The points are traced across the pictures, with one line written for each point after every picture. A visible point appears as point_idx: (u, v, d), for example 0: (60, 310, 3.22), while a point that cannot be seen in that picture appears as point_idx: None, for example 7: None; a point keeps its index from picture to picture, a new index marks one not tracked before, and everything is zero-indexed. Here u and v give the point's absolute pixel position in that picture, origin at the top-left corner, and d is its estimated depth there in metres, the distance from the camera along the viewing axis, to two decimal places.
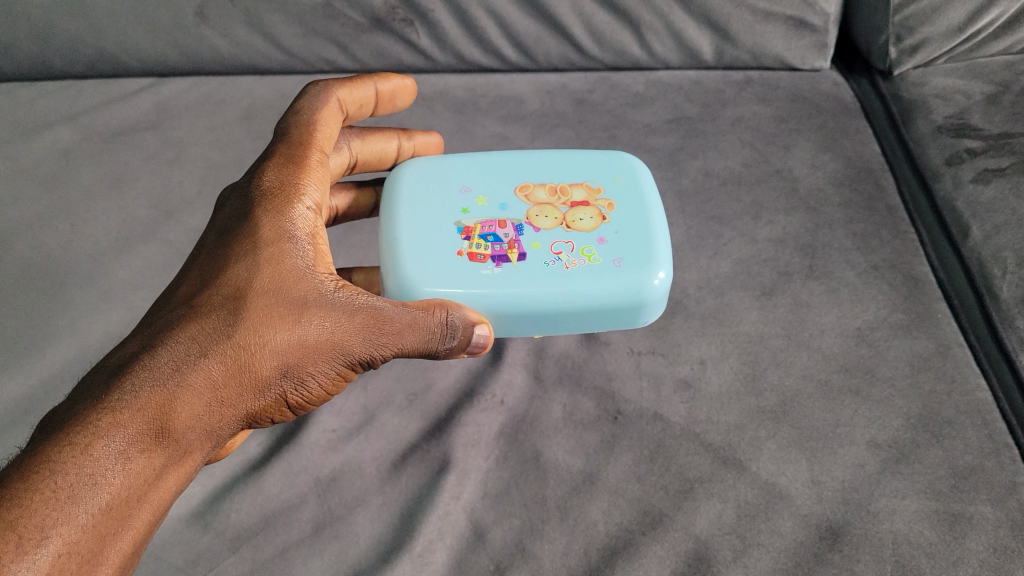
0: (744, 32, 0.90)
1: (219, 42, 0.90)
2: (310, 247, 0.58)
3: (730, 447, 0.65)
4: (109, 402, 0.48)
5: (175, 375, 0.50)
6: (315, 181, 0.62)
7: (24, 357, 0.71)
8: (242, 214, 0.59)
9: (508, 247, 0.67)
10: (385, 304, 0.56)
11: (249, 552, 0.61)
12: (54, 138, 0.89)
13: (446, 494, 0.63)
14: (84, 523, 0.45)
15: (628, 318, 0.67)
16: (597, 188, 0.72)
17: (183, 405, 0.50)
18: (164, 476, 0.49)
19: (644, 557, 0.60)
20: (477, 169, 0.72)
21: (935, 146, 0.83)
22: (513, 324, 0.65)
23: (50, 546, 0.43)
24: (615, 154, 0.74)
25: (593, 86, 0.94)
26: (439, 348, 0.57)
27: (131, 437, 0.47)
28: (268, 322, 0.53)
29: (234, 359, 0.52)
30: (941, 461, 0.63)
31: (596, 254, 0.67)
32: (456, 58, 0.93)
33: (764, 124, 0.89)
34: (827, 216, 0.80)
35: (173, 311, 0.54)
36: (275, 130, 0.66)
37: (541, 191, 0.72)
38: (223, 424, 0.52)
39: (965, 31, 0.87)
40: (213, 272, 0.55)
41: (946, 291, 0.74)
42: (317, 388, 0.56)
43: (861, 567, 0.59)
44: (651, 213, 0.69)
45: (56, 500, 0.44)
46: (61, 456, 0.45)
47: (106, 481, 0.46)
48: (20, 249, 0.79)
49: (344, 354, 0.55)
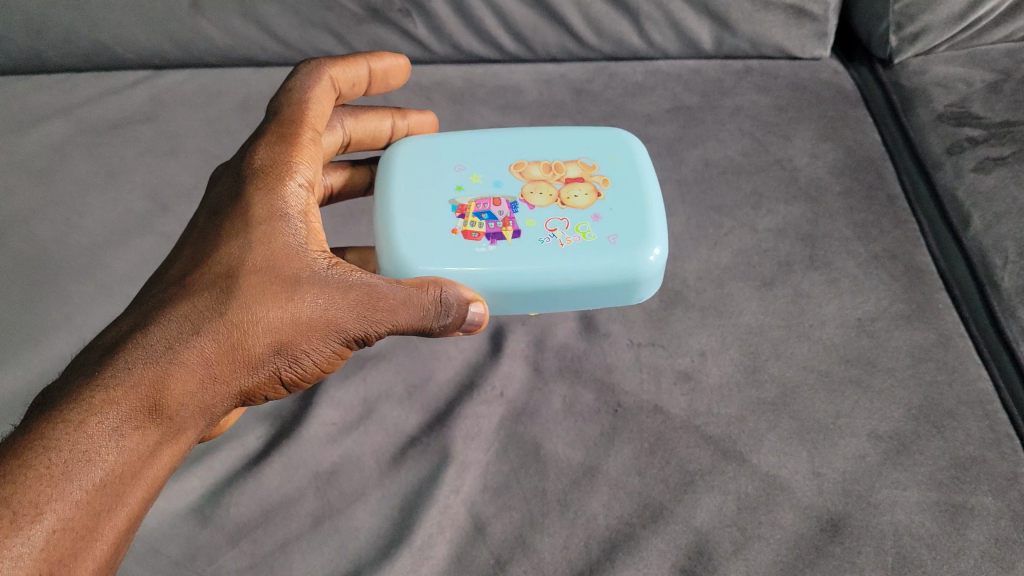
0: (743, 21, 0.89)
1: (215, 33, 0.89)
2: (303, 224, 0.57)
3: (730, 439, 0.64)
4: (102, 379, 0.47)
5: (167, 353, 0.49)
6: (307, 159, 0.61)
7: (20, 352, 0.70)
8: (234, 192, 0.58)
9: (503, 224, 0.66)
10: (378, 281, 0.55)
11: (249, 546, 0.61)
12: (49, 132, 0.88)
13: (447, 487, 0.63)
14: (79, 499, 0.44)
15: (623, 295, 0.66)
16: (591, 165, 0.71)
17: (176, 382, 0.49)
18: (159, 453, 0.49)
19: (644, 549, 0.59)
20: (471, 146, 0.72)
21: (936, 135, 0.82)
22: (509, 303, 0.65)
23: (45, 521, 0.43)
24: (609, 132, 0.73)
25: (592, 75, 0.93)
26: (434, 325, 0.56)
27: (124, 414, 0.47)
28: (261, 300, 0.52)
29: (227, 337, 0.51)
30: (942, 452, 0.63)
31: (590, 231, 0.66)
32: (454, 48, 0.92)
33: (764, 113, 0.88)
34: (827, 206, 0.79)
35: (166, 290, 0.53)
36: (266, 109, 0.65)
37: (535, 167, 0.71)
38: (217, 402, 0.52)
39: (966, 18, 0.86)
40: (205, 251, 0.55)
41: (947, 281, 0.73)
42: (312, 365, 0.56)
43: (861, 559, 0.58)
44: (646, 190, 0.69)
45: (51, 476, 0.44)
46: (54, 433, 0.45)
47: (101, 458, 0.46)
48: (15, 243, 0.78)
49: (338, 331, 0.55)
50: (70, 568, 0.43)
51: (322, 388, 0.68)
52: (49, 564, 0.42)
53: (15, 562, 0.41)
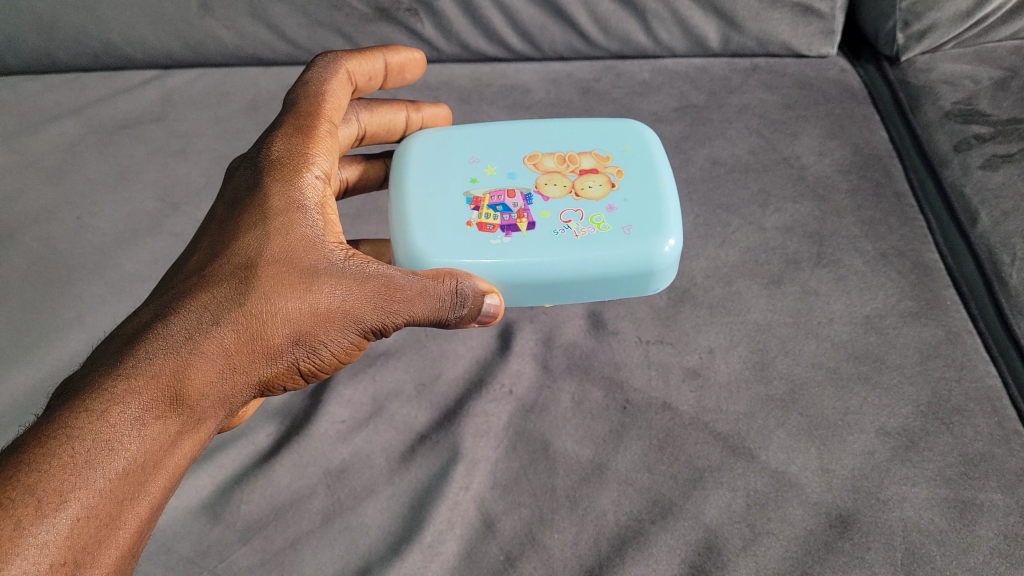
0: (750, 19, 0.89)
1: (224, 34, 0.90)
2: (320, 216, 0.57)
3: (739, 436, 0.64)
4: (124, 369, 0.48)
5: (187, 343, 0.50)
6: (323, 151, 0.61)
7: (33, 350, 0.71)
8: (252, 184, 0.58)
9: (517, 216, 0.66)
10: (395, 273, 0.56)
11: (260, 543, 0.61)
12: (59, 131, 0.89)
13: (456, 484, 0.63)
14: (102, 487, 0.45)
15: (638, 285, 0.67)
16: (604, 156, 0.71)
17: (197, 372, 0.49)
18: (179, 443, 0.49)
19: (654, 546, 0.60)
20: (485, 138, 0.72)
21: (943, 132, 0.83)
22: (524, 294, 0.65)
23: (69, 509, 0.43)
24: (622, 122, 0.74)
25: (599, 74, 0.93)
26: (450, 316, 0.57)
27: (145, 404, 0.47)
28: (280, 290, 0.53)
29: (246, 327, 0.52)
30: (951, 448, 0.63)
31: (605, 221, 0.66)
32: (461, 47, 0.92)
33: (771, 111, 0.88)
34: (835, 204, 0.80)
35: (186, 281, 0.54)
36: (283, 102, 0.66)
37: (549, 159, 0.71)
38: (236, 391, 0.52)
39: (973, 15, 0.86)
40: (223, 242, 0.55)
41: (955, 278, 0.73)
42: (330, 356, 0.56)
43: (870, 555, 0.59)
44: (660, 180, 0.69)
45: (74, 465, 0.44)
46: (77, 422, 0.45)
47: (123, 447, 0.46)
48: (26, 243, 0.79)
49: (356, 322, 0.55)
50: (93, 555, 0.44)
51: (333, 386, 0.69)
52: (73, 551, 0.43)
53: (40, 550, 0.42)
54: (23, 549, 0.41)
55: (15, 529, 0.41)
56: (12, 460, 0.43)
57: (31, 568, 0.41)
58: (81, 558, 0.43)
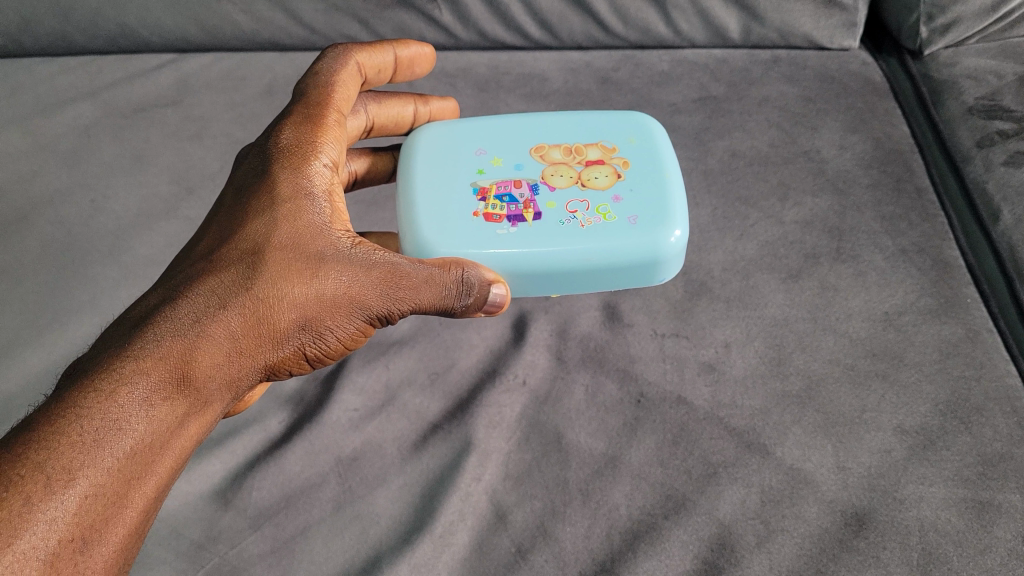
0: (772, 10, 0.88)
1: (241, 18, 0.89)
2: (328, 204, 0.57)
3: (754, 432, 0.64)
4: (132, 350, 0.48)
5: (195, 326, 0.49)
6: (332, 140, 0.61)
7: (47, 332, 0.70)
8: (260, 171, 0.58)
9: (523, 207, 0.66)
10: (401, 260, 0.55)
11: (271, 530, 0.61)
12: (75, 114, 0.89)
13: (469, 475, 0.63)
14: (110, 467, 0.44)
15: (645, 275, 0.66)
16: (611, 148, 0.70)
17: (204, 355, 0.49)
18: (186, 425, 0.49)
19: (667, 540, 0.59)
20: (492, 130, 0.71)
21: (966, 128, 0.81)
22: (531, 284, 0.65)
23: (77, 487, 0.43)
24: (629, 114, 0.73)
25: (617, 63, 0.92)
26: (455, 305, 0.56)
27: (154, 385, 0.47)
28: (287, 276, 0.52)
29: (253, 312, 0.51)
30: (970, 448, 0.62)
31: (611, 212, 0.65)
32: (479, 35, 0.91)
33: (792, 104, 0.87)
34: (854, 198, 0.79)
35: (194, 266, 0.53)
36: (292, 91, 0.65)
37: (556, 150, 0.70)
38: (242, 375, 0.52)
39: (998, 9, 0.85)
40: (231, 229, 0.55)
41: (976, 276, 0.72)
42: (336, 342, 0.56)
43: (886, 555, 0.58)
44: (666, 171, 0.68)
45: (83, 444, 0.44)
46: (86, 402, 0.45)
47: (130, 427, 0.46)
48: (42, 225, 0.79)
49: (362, 308, 0.55)
50: (100, 533, 0.44)
51: (345, 374, 0.68)
52: (81, 528, 0.43)
53: (49, 526, 0.42)
54: (32, 524, 0.41)
55: (24, 505, 0.41)
56: (22, 437, 0.43)
57: (40, 543, 0.41)
58: (89, 536, 0.43)
